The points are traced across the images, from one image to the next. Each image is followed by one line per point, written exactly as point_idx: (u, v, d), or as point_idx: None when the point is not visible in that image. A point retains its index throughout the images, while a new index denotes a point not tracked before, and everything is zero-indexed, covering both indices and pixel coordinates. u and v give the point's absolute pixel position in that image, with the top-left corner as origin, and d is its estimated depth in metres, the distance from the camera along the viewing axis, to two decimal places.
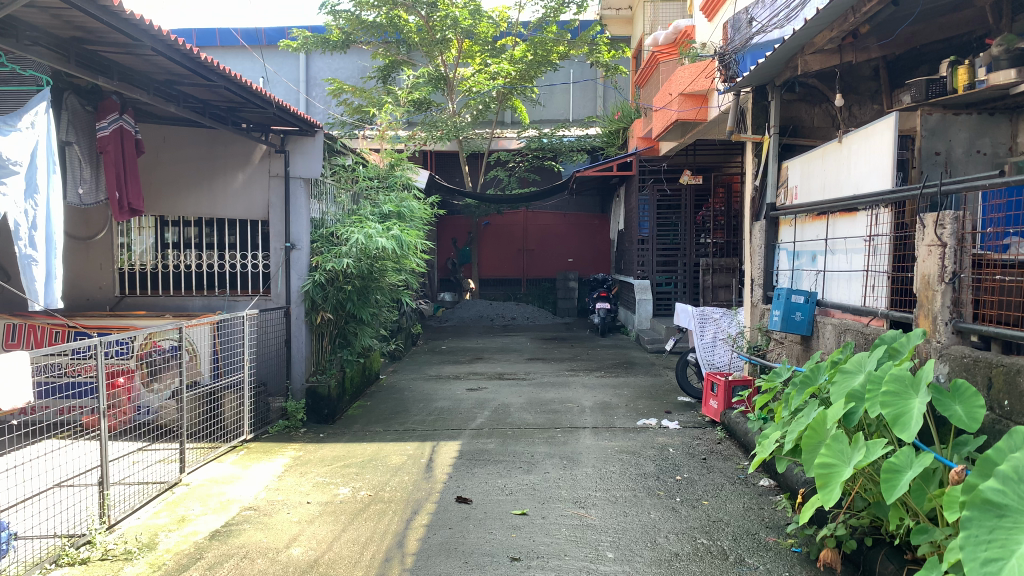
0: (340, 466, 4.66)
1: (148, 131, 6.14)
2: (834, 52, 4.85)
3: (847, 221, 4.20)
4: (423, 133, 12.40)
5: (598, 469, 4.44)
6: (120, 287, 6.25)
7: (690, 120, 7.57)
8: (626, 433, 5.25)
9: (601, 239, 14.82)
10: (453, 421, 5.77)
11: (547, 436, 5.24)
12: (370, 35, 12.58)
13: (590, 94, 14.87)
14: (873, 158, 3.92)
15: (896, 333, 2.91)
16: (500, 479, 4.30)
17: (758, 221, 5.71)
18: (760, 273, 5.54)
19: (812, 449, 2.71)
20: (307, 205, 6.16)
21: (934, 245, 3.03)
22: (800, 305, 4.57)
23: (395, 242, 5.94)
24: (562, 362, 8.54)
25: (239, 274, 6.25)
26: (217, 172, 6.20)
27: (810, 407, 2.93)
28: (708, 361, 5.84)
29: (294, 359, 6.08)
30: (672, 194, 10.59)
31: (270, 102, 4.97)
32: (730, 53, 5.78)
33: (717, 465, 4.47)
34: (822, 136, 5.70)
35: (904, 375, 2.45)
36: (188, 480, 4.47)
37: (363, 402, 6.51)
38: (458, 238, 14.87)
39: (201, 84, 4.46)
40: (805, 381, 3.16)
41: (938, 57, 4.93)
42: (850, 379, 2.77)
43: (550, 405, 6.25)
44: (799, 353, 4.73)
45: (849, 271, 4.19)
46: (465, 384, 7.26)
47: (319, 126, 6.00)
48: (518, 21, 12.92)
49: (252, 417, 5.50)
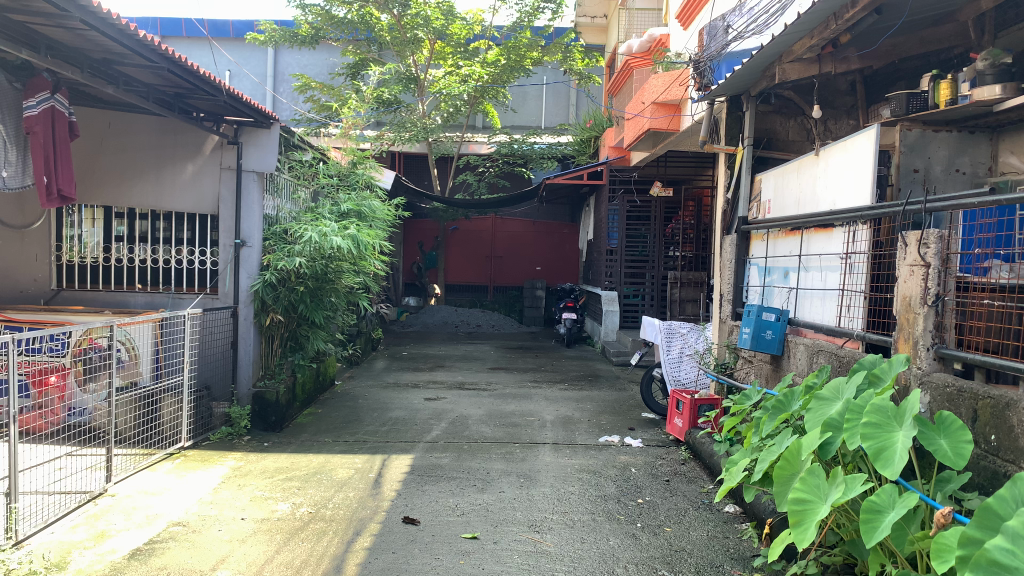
0: (282, 480, 4.37)
1: (93, 115, 5.82)
2: (813, 62, 4.66)
3: (822, 237, 4.02)
4: (391, 134, 12.11)
5: (556, 490, 4.21)
6: (57, 280, 5.93)
7: (662, 129, 7.42)
8: (587, 451, 5.02)
9: (570, 248, 14.64)
10: (407, 433, 5.51)
11: (504, 452, 5.00)
12: (341, 32, 12.28)
13: (562, 102, 14.71)
14: (852, 173, 3.76)
15: (877, 358, 2.71)
16: (451, 499, 4.04)
17: (729, 234, 5.53)
18: (730, 289, 5.34)
19: (784, 482, 2.50)
20: (260, 201, 5.85)
21: (917, 265, 2.86)
22: (771, 323, 4.39)
23: (351, 241, 5.66)
24: (525, 373, 8.29)
25: (187, 271, 5.93)
26: (166, 161, 5.87)
27: (784, 435, 2.72)
28: (673, 378, 5.63)
29: (241, 363, 5.76)
30: (642, 205, 10.44)
31: (220, 90, 4.69)
32: (706, 60, 5.58)
33: (681, 488, 4.26)
34: (797, 150, 5.54)
35: (887, 406, 2.26)
36: (114, 490, 4.18)
37: (314, 410, 6.21)
38: (424, 242, 14.61)
39: (142, 65, 4.17)
40: (778, 407, 2.92)
41: (917, 74, 4.81)
42: (826, 408, 2.58)
43: (510, 418, 6.01)
44: (768, 373, 4.55)
45: (824, 290, 4.01)
46: (423, 393, 7.00)
47: (275, 118, 5.70)
48: (492, 24, 12.71)
49: (192, 423, 5.18)
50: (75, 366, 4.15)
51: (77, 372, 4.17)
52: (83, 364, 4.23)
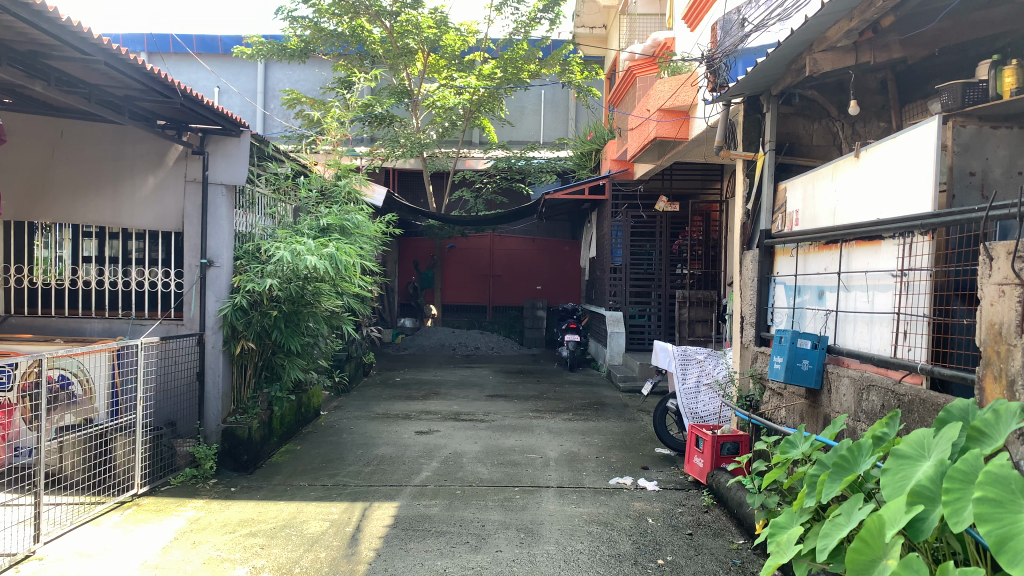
0: (244, 536, 3.78)
1: (45, 123, 5.29)
2: (849, 51, 4.10)
3: (867, 250, 3.49)
4: (383, 150, 11.55)
5: (561, 548, 3.61)
6: (3, 305, 5.38)
7: (670, 136, 6.93)
8: (596, 497, 4.43)
9: (571, 266, 14.07)
10: (393, 474, 4.91)
11: (502, 498, 4.41)
12: (331, 45, 11.79)
13: (561, 115, 14.20)
14: (905, 177, 3.20)
15: (968, 404, 2.14)
16: (438, 561, 3.45)
17: (750, 249, 4.98)
18: (753, 310, 4.80)
19: (860, 570, 1.92)
20: (229, 216, 5.30)
21: (1008, 284, 2.29)
22: (807, 351, 3.82)
23: (330, 260, 5.07)
24: (525, 401, 7.70)
25: (148, 294, 5.36)
26: (123, 174, 5.32)
27: (856, 507, 2.12)
28: (691, 411, 5.05)
29: (207, 399, 5.19)
30: (648, 219, 9.84)
31: (174, 90, 4.14)
32: (720, 56, 5.07)
33: (706, 544, 3.68)
34: (822, 155, 4.95)
35: (1009, 476, 1.69)
36: (43, 552, 3.51)
37: (293, 447, 5.65)
38: (420, 261, 14.09)
39: (75, 57, 3.62)
40: (841, 466, 2.32)
41: (956, 69, 4.29)
42: (909, 470, 2.01)
43: (509, 455, 5.42)
44: (805, 410, 3.97)
45: (871, 313, 3.46)
46: (414, 426, 6.41)
47: (244, 125, 5.14)
48: (487, 36, 12.22)
49: (148, 466, 4.56)
50: (22, 401, 3.57)
51: (28, 407, 3.59)
52: (32, 402, 3.65)
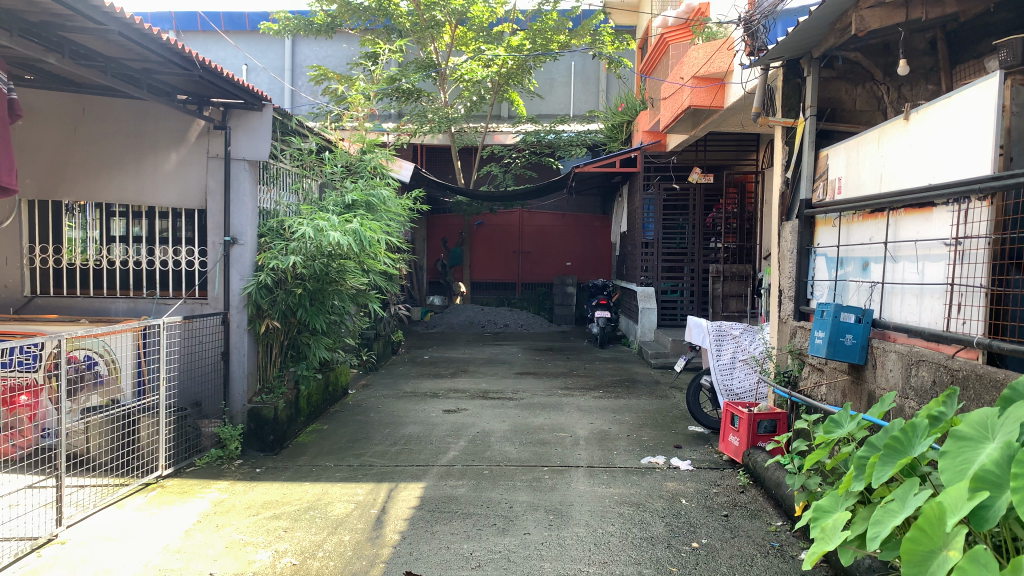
0: (267, 518, 3.71)
1: (66, 100, 5.24)
2: (899, 7, 3.84)
3: (919, 219, 3.28)
4: (411, 125, 11.40)
5: (592, 530, 3.49)
6: (30, 286, 5.38)
7: (704, 105, 6.70)
8: (628, 477, 4.29)
9: (602, 241, 13.86)
10: (420, 454, 4.82)
11: (531, 479, 4.29)
12: (358, 20, 11.63)
13: (591, 87, 13.94)
14: (962, 139, 2.98)
15: None
16: (464, 544, 3.34)
17: (789, 220, 4.77)
18: (793, 284, 4.60)
19: (916, 562, 1.75)
20: (252, 192, 5.20)
21: None
22: (851, 326, 3.62)
23: (354, 237, 4.95)
24: (555, 379, 7.57)
25: (172, 273, 5.30)
26: (146, 151, 5.25)
27: (912, 493, 1.95)
28: (725, 388, 4.91)
29: (233, 377, 5.13)
30: (681, 192, 9.63)
31: (192, 62, 4.02)
32: (759, 17, 4.84)
33: (742, 526, 3.53)
34: (866, 121, 4.75)
35: None
36: (65, 536, 3.47)
37: (319, 426, 5.59)
38: (449, 238, 13.99)
39: (88, 27, 3.52)
40: (893, 448, 2.14)
41: (1010, 27, 4.02)
42: (971, 453, 1.84)
43: (539, 434, 5.29)
44: (848, 387, 3.78)
45: (920, 285, 3.25)
46: (441, 404, 6.31)
47: (266, 98, 5.01)
48: (516, 7, 11.96)
49: (174, 447, 4.50)
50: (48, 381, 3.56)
51: (54, 389, 3.53)
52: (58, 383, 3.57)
